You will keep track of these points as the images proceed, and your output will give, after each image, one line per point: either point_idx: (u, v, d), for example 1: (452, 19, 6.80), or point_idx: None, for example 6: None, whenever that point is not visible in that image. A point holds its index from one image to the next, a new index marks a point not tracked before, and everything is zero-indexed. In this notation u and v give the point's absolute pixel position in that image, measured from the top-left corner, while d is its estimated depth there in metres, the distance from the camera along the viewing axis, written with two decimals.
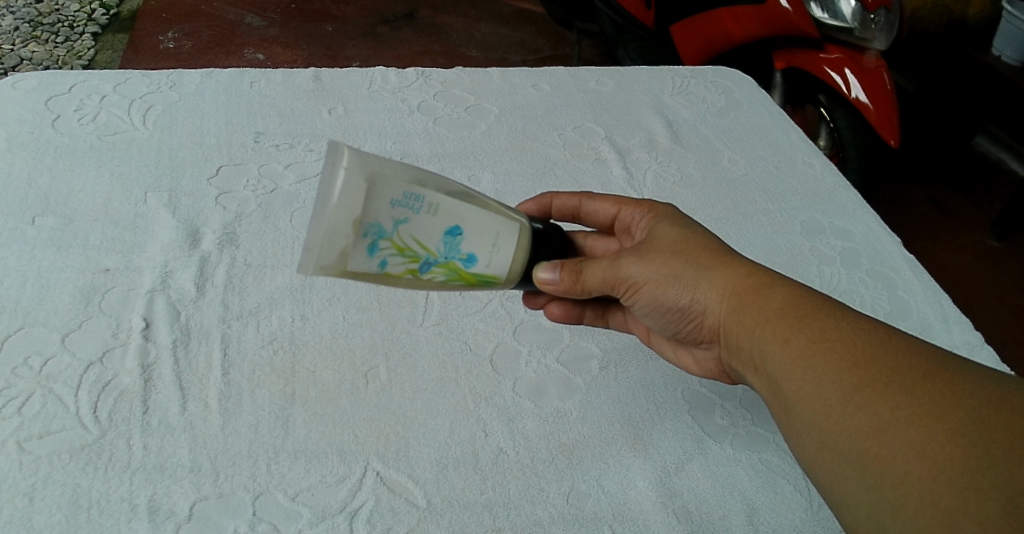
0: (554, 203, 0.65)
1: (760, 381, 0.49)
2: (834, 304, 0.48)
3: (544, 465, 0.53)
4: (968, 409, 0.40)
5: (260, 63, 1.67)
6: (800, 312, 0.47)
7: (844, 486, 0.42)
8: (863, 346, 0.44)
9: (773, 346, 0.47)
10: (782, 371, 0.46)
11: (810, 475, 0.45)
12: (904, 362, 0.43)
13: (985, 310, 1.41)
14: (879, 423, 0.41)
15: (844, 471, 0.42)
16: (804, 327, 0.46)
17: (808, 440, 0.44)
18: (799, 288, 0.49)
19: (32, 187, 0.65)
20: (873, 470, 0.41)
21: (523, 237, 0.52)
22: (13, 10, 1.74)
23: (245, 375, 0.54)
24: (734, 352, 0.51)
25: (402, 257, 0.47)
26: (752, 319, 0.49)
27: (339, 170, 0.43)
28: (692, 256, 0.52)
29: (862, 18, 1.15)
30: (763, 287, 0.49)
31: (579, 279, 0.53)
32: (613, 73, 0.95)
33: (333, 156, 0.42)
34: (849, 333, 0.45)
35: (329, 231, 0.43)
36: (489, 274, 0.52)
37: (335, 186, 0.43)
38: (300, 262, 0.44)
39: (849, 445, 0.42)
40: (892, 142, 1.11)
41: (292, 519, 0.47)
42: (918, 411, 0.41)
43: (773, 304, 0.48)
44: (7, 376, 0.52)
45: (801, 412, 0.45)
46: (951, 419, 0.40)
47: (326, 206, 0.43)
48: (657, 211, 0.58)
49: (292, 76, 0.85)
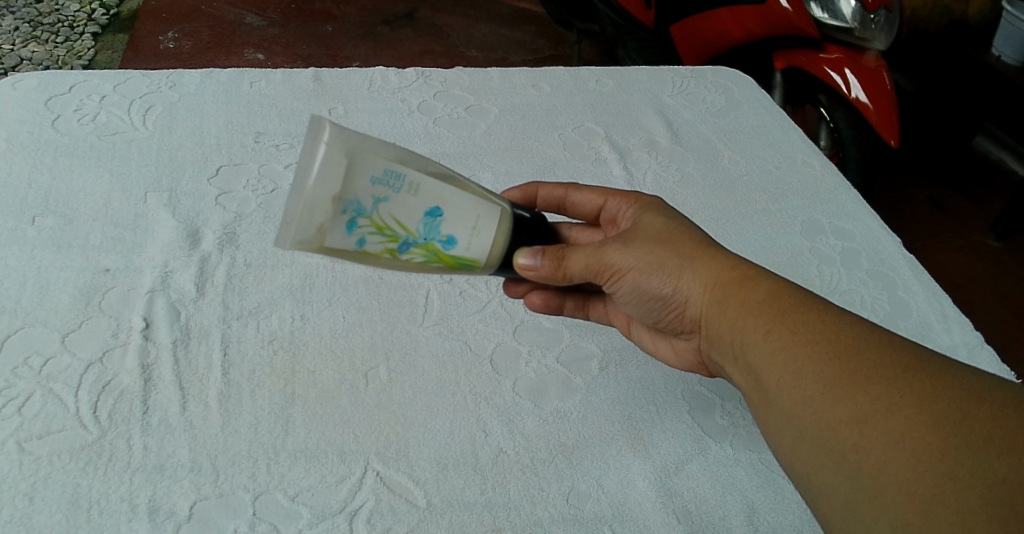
0: (541, 191, 0.65)
1: (739, 373, 0.49)
2: (816, 298, 0.48)
3: (544, 465, 0.53)
4: (948, 400, 0.40)
5: (260, 63, 1.67)
6: (782, 304, 0.47)
7: (820, 474, 0.42)
8: (845, 338, 0.44)
9: (755, 337, 0.47)
10: (763, 362, 0.46)
11: (788, 467, 0.45)
12: (885, 354, 0.43)
13: (985, 309, 1.41)
14: (858, 413, 0.41)
15: (821, 461, 0.42)
16: (786, 319, 0.46)
17: (787, 430, 0.44)
18: (781, 281, 0.49)
19: (33, 187, 0.65)
20: (850, 460, 0.41)
21: (505, 221, 0.51)
22: (13, 10, 1.74)
23: (245, 375, 0.54)
24: (716, 343, 0.51)
25: (381, 236, 0.47)
26: (735, 310, 0.49)
27: (320, 145, 0.43)
28: (676, 247, 0.52)
29: (862, 18, 1.15)
30: (746, 279, 0.50)
31: (561, 266, 0.52)
32: (613, 73, 0.95)
33: (314, 130, 0.43)
34: (831, 325, 0.45)
35: (307, 207, 0.43)
36: (469, 258, 0.51)
37: (314, 161, 0.43)
38: (278, 236, 0.44)
39: (827, 434, 0.42)
40: (891, 141, 1.11)
41: (293, 520, 0.47)
42: (897, 402, 0.41)
43: (755, 296, 0.48)
44: (8, 376, 0.52)
45: (781, 404, 0.45)
46: (931, 410, 0.40)
47: (306, 181, 0.43)
48: (643, 202, 0.58)
49: (292, 76, 0.85)
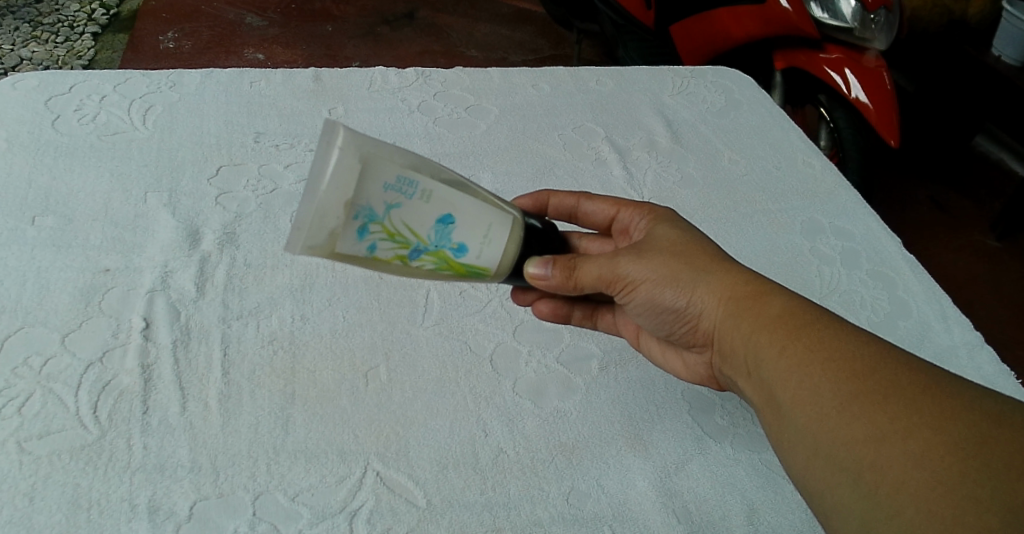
0: (552, 200, 0.65)
1: (752, 388, 0.49)
2: (832, 315, 0.48)
3: (544, 465, 0.53)
4: (966, 422, 0.40)
5: (260, 63, 1.67)
6: (797, 321, 0.47)
7: (835, 493, 0.42)
8: (862, 357, 0.44)
9: (770, 353, 0.47)
10: (777, 377, 0.46)
11: (801, 486, 0.45)
12: (903, 374, 0.43)
13: (985, 309, 1.41)
14: (875, 433, 0.41)
15: (836, 479, 0.42)
16: (802, 335, 0.46)
17: (801, 448, 0.44)
18: (797, 298, 0.49)
19: (33, 187, 0.65)
20: (867, 478, 0.41)
21: (516, 229, 0.51)
22: (13, 10, 1.74)
23: (245, 375, 0.54)
24: (729, 358, 0.51)
25: (392, 243, 0.47)
26: (749, 325, 0.49)
27: (333, 150, 0.43)
28: (691, 260, 0.52)
29: (862, 18, 1.15)
30: (761, 294, 0.49)
31: (572, 276, 0.52)
32: (613, 73, 0.95)
33: (328, 135, 0.43)
34: (847, 344, 0.45)
35: (319, 211, 0.43)
36: (479, 266, 0.51)
37: (327, 166, 0.43)
38: (289, 241, 0.44)
39: (844, 452, 0.42)
40: (891, 142, 1.11)
41: (293, 520, 0.47)
42: (916, 422, 0.41)
43: (770, 312, 0.48)
44: (7, 376, 0.52)
45: (796, 421, 0.45)
46: (950, 432, 0.40)
47: (318, 186, 0.43)
48: (657, 214, 0.58)
49: (292, 76, 0.85)
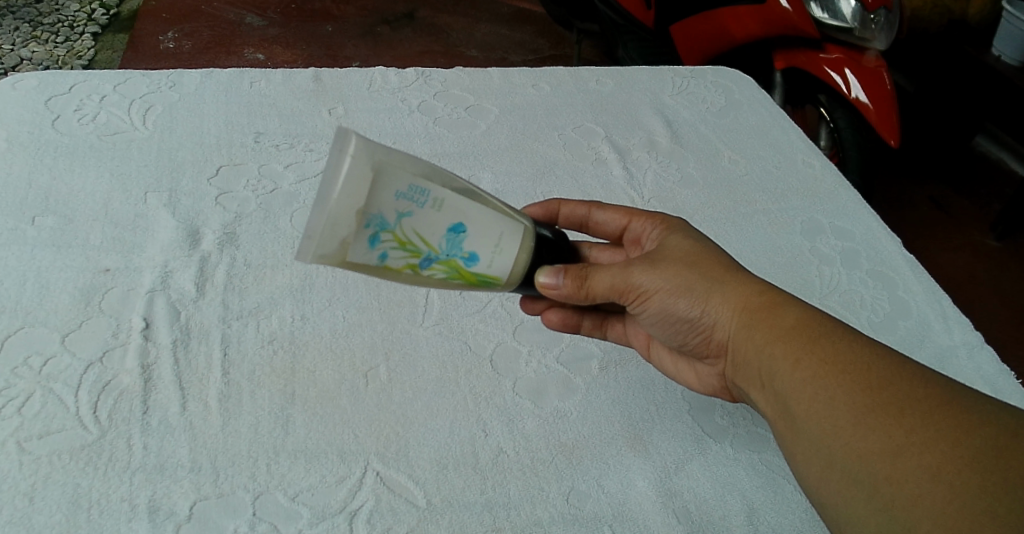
0: (562, 209, 0.65)
1: (766, 400, 0.49)
2: (845, 326, 0.47)
3: (544, 465, 0.53)
4: (983, 435, 0.40)
5: (260, 63, 1.67)
6: (811, 332, 0.47)
7: (850, 506, 0.42)
8: (877, 369, 0.44)
9: (784, 364, 0.47)
10: (791, 389, 0.46)
11: (815, 498, 0.45)
12: (918, 387, 0.43)
13: (985, 309, 1.41)
14: (891, 446, 0.41)
15: (851, 491, 0.42)
16: (816, 347, 0.46)
17: (815, 460, 0.44)
18: (810, 309, 0.49)
19: (33, 187, 0.65)
20: (883, 492, 0.41)
21: (526, 238, 0.51)
22: (13, 10, 1.74)
23: (244, 375, 0.54)
24: (743, 369, 0.51)
25: (403, 251, 0.47)
26: (763, 337, 0.49)
27: (345, 157, 0.42)
28: (704, 270, 0.52)
29: (862, 18, 1.15)
30: (775, 305, 0.49)
31: (584, 285, 0.52)
32: (613, 73, 0.95)
33: (340, 143, 0.42)
34: (862, 355, 0.45)
35: (331, 220, 0.43)
36: (489, 275, 0.51)
37: (339, 174, 0.42)
38: (300, 249, 0.44)
39: (858, 464, 0.42)
40: (892, 142, 1.11)
41: (292, 519, 0.47)
42: (931, 435, 0.41)
43: (784, 323, 0.48)
44: (7, 376, 0.52)
45: (810, 433, 0.45)
46: (967, 445, 0.40)
47: (330, 194, 0.43)
48: (669, 223, 0.58)
49: (292, 76, 0.85)
